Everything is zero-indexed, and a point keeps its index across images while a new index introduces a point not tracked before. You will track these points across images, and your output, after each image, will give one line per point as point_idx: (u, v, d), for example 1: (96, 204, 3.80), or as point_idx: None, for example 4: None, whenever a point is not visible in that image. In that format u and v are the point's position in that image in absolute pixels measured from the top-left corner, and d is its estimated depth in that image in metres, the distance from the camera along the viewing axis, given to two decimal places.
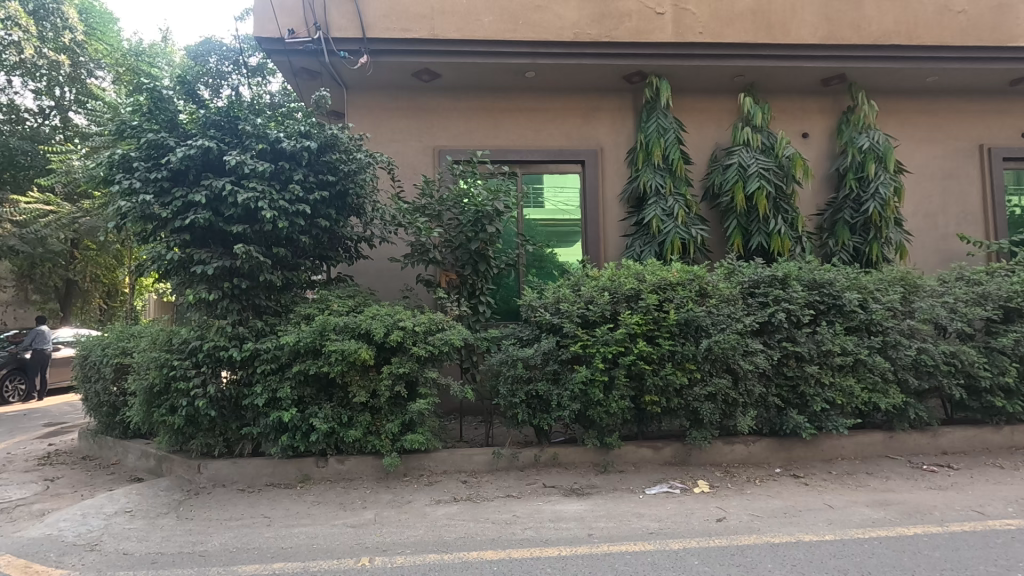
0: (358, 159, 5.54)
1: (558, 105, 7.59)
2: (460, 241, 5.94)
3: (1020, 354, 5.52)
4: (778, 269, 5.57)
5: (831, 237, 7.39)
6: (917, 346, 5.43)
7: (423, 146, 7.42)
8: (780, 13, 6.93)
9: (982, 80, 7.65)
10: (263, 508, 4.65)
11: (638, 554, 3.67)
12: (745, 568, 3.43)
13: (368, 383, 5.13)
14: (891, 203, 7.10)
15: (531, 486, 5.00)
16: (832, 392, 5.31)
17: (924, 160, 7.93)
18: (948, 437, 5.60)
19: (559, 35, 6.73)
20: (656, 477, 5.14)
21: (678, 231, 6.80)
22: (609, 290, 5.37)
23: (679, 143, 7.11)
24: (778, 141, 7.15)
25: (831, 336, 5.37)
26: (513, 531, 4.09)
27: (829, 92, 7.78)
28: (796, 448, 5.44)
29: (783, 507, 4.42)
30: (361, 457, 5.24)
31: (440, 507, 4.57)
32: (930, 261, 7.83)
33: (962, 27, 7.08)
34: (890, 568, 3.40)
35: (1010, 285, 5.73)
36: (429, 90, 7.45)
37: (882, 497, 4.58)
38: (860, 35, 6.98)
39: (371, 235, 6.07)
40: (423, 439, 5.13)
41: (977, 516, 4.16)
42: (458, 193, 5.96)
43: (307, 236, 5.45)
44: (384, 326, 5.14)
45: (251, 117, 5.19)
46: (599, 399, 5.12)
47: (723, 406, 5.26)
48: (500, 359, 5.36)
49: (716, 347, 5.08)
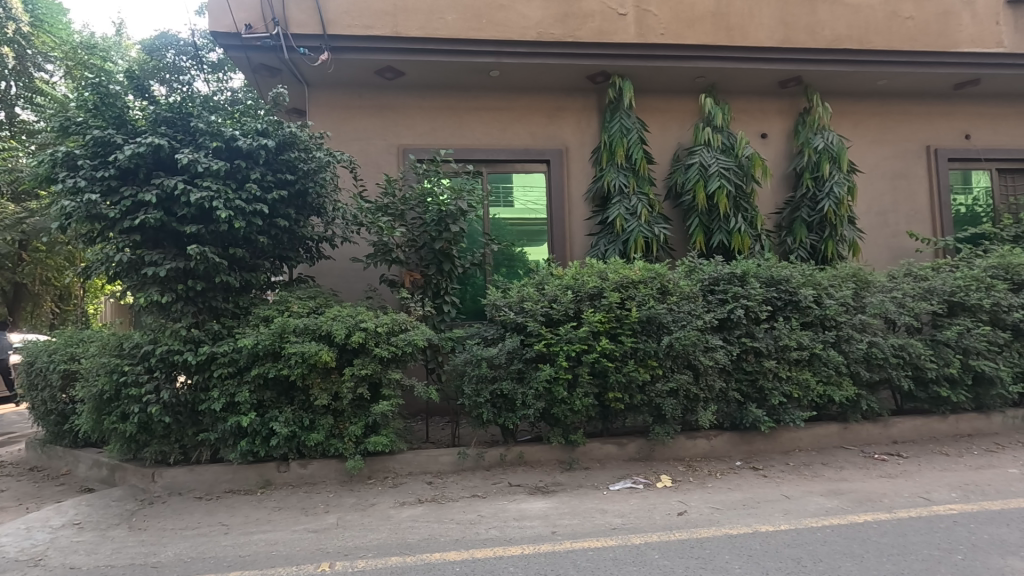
0: (317, 158, 5.44)
1: (523, 104, 7.60)
2: (424, 241, 5.90)
3: (963, 346, 5.76)
4: (736, 266, 5.70)
5: (789, 235, 7.60)
6: (868, 340, 5.63)
7: (388, 145, 7.34)
8: (739, 16, 7.07)
9: (928, 84, 7.97)
10: (221, 516, 4.53)
11: (600, 550, 3.70)
12: (703, 560, 3.49)
13: (330, 385, 5.05)
14: (845, 202, 7.34)
15: (497, 485, 5.00)
16: (789, 385, 5.48)
17: (876, 160, 8.22)
18: (898, 427, 5.82)
19: (523, 35, 6.73)
20: (620, 473, 5.20)
21: (641, 230, 6.90)
22: (572, 289, 5.41)
23: (642, 142, 7.20)
24: (737, 140, 7.30)
25: (787, 331, 5.52)
26: (477, 531, 4.08)
27: (786, 94, 8.01)
28: (756, 441, 5.58)
29: (742, 499, 4.52)
30: (324, 461, 5.16)
31: (404, 509, 4.53)
32: (882, 257, 8.13)
33: (911, 32, 7.34)
34: (841, 555, 3.51)
35: (954, 280, 5.99)
36: (392, 88, 7.38)
37: (836, 487, 4.73)
38: (814, 39, 7.18)
39: (332, 235, 5.97)
40: (387, 441, 5.09)
41: (923, 502, 4.34)
42: (421, 191, 5.91)
43: (266, 237, 5.33)
44: (345, 327, 5.05)
45: (204, 115, 5.06)
46: (563, 397, 5.17)
47: (685, 402, 5.34)
48: (464, 359, 5.34)
49: (678, 343, 5.17)
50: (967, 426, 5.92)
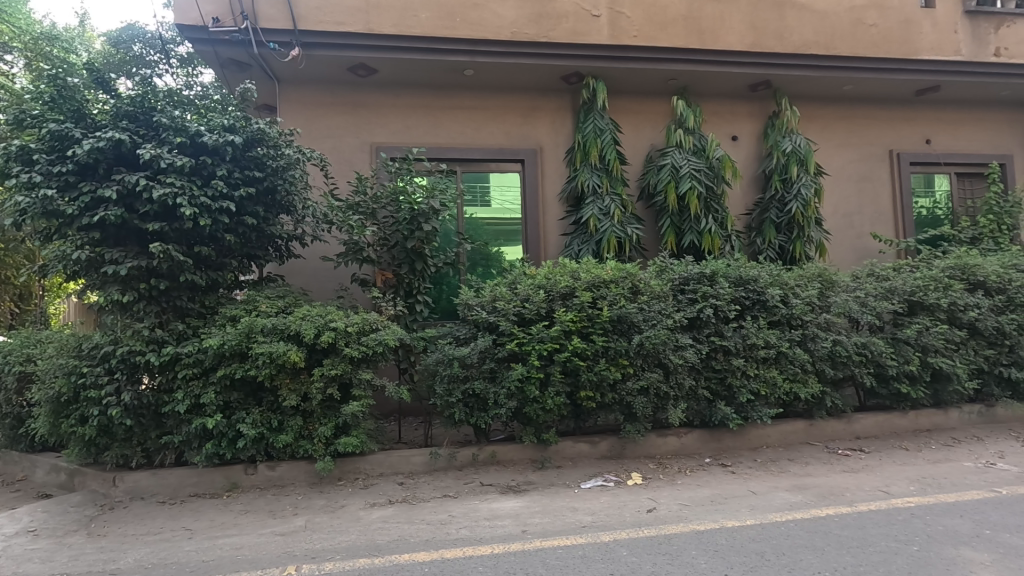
0: (287, 155, 5.38)
1: (497, 104, 7.60)
2: (396, 240, 5.86)
3: (922, 343, 5.94)
4: (706, 266, 5.79)
5: (758, 236, 7.75)
6: (832, 338, 5.77)
7: (361, 143, 7.27)
8: (710, 20, 7.18)
9: (891, 90, 8.21)
10: (185, 520, 4.43)
11: (570, 548, 3.72)
12: (670, 556, 3.54)
13: (299, 386, 4.98)
14: (812, 203, 7.51)
15: (469, 485, 4.99)
16: (757, 383, 5.59)
17: (842, 163, 8.44)
18: (861, 423, 5.99)
19: (497, 34, 6.72)
20: (592, 471, 5.24)
21: (614, 230, 6.96)
22: (544, 288, 5.43)
23: (615, 143, 7.27)
24: (708, 142, 7.41)
25: (755, 330, 5.62)
26: (447, 532, 4.06)
27: (756, 97, 8.16)
28: (725, 438, 5.67)
29: (710, 496, 4.59)
30: (293, 462, 5.08)
31: (375, 511, 4.48)
32: (847, 258, 8.36)
33: (875, 39, 7.53)
34: (803, 548, 3.59)
35: (913, 280, 6.19)
36: (366, 85, 7.30)
37: (801, 482, 4.84)
38: (783, 44, 7.32)
39: (302, 233, 5.89)
40: (358, 442, 5.04)
41: (882, 495, 4.48)
42: (393, 190, 5.86)
43: (233, 235, 5.22)
44: (315, 327, 4.99)
45: (168, 109, 4.94)
46: (536, 396, 5.18)
47: (655, 400, 5.41)
48: (436, 358, 5.32)
49: (648, 342, 5.23)
50: (926, 422, 6.11)
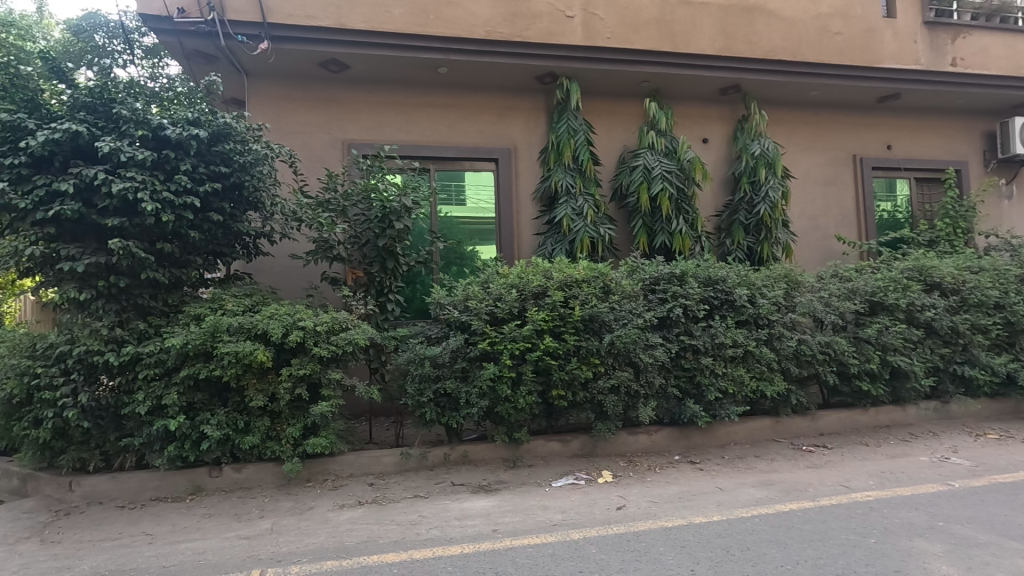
0: (255, 151, 5.24)
1: (472, 103, 7.58)
2: (368, 238, 5.78)
3: (882, 342, 6.13)
4: (677, 267, 5.87)
5: (727, 237, 7.91)
6: (797, 338, 5.91)
7: (332, 139, 7.18)
8: (682, 24, 7.28)
9: (855, 97, 8.45)
10: (146, 525, 4.29)
11: (540, 546, 3.73)
12: (638, 553, 3.58)
13: (266, 386, 4.88)
14: (779, 206, 7.69)
15: (440, 485, 4.96)
16: (725, 381, 5.69)
17: (808, 167, 8.66)
18: (825, 419, 6.16)
19: (471, 33, 6.69)
20: (564, 469, 5.26)
21: (587, 230, 7.01)
22: (517, 287, 5.43)
23: (589, 144, 7.33)
24: (680, 144, 7.52)
25: (723, 329, 5.73)
26: (417, 532, 4.03)
27: (726, 101, 8.31)
28: (694, 436, 5.75)
29: (679, 492, 4.66)
30: (259, 464, 4.97)
31: (344, 512, 4.42)
32: (813, 259, 8.58)
33: (839, 47, 7.75)
34: (767, 542, 3.67)
35: (875, 281, 6.39)
36: (338, 81, 7.19)
37: (766, 478, 4.95)
38: (752, 49, 7.47)
39: (270, 230, 5.77)
40: (327, 443, 4.96)
41: (843, 490, 4.61)
42: (365, 187, 5.78)
43: (198, 232, 5.09)
44: (283, 326, 4.89)
45: (129, 101, 4.78)
46: (507, 395, 5.19)
47: (626, 398, 5.47)
48: (407, 358, 5.27)
49: (619, 341, 5.27)
50: (886, 418, 6.31)
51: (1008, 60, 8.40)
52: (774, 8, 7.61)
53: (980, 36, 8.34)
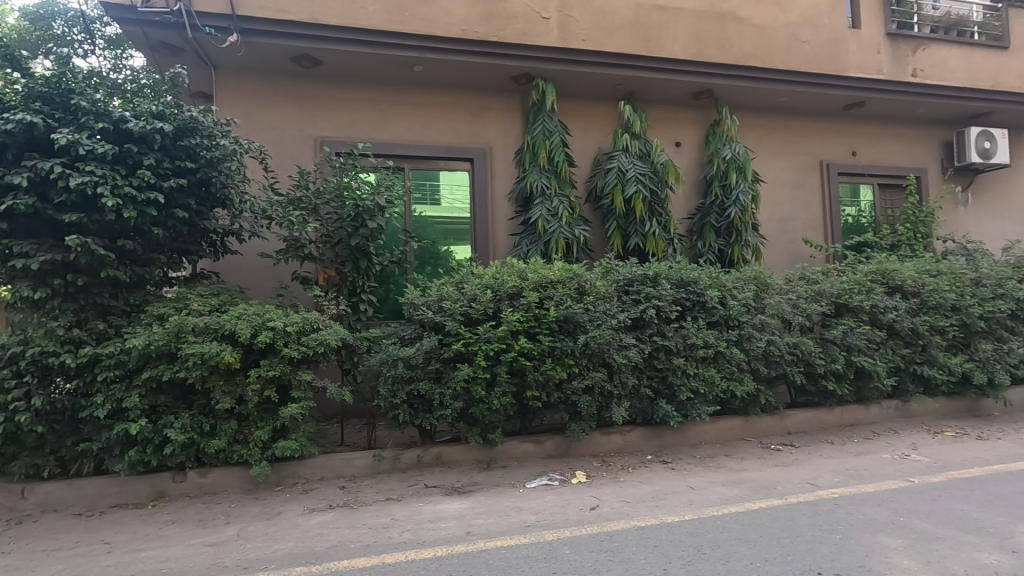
0: (222, 146, 5.08)
1: (447, 102, 7.53)
2: (340, 237, 5.68)
3: (847, 343, 6.31)
4: (650, 268, 5.94)
5: (699, 239, 8.03)
6: (766, 339, 6.03)
7: (304, 136, 7.05)
8: (656, 28, 7.36)
9: (822, 104, 8.68)
10: (104, 533, 4.13)
11: (513, 548, 3.71)
12: (611, 553, 3.59)
13: (233, 388, 4.76)
14: (749, 209, 7.84)
15: (413, 487, 4.90)
16: (696, 381, 5.77)
17: (777, 172, 8.87)
18: (792, 418, 6.30)
19: (446, 31, 6.63)
20: (538, 470, 5.26)
21: (562, 231, 7.04)
22: (492, 288, 5.41)
23: (564, 145, 7.36)
24: (653, 148, 7.61)
25: (694, 330, 5.81)
26: (390, 536, 3.97)
27: (699, 106, 8.44)
28: (666, 436, 5.82)
29: (651, 492, 4.71)
30: (226, 468, 4.84)
31: (314, 517, 4.33)
32: (781, 262, 8.80)
33: (807, 55, 7.95)
34: (736, 540, 3.73)
35: (840, 284, 6.58)
36: (310, 77, 7.05)
37: (736, 476, 5.03)
38: (724, 55, 7.61)
39: (239, 228, 5.64)
40: (296, 446, 4.84)
41: (809, 487, 4.72)
42: (337, 185, 5.68)
43: (162, 229, 4.94)
44: (251, 326, 4.77)
45: (88, 91, 4.60)
46: (481, 396, 5.16)
47: (600, 399, 5.50)
48: (380, 359, 5.20)
49: (593, 342, 5.30)
50: (849, 417, 6.49)
51: (965, 72, 8.74)
52: (745, 15, 7.75)
53: (939, 48, 8.66)
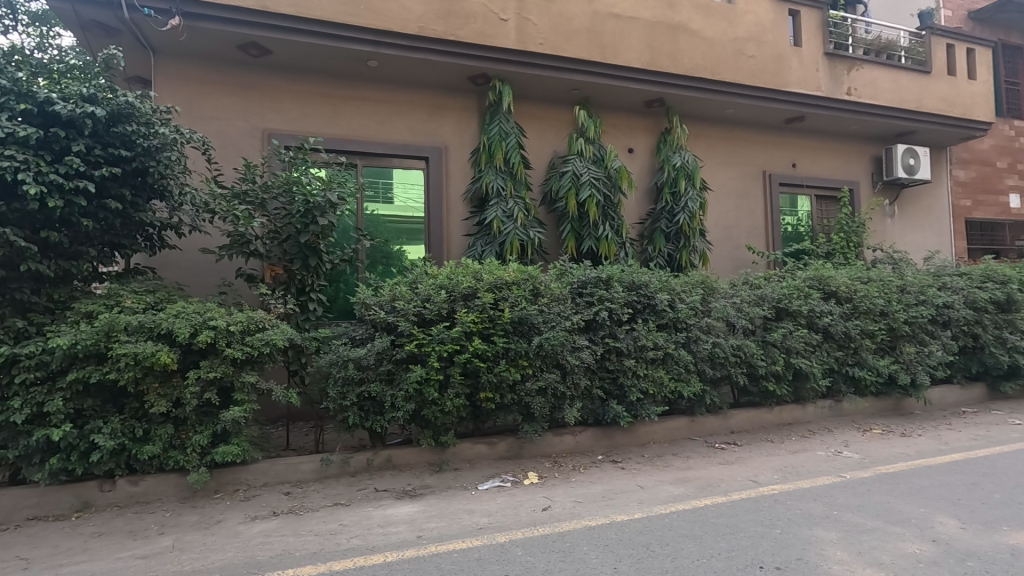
0: (162, 135, 4.81)
1: (403, 99, 7.40)
2: (288, 233, 5.48)
3: (787, 346, 6.62)
4: (603, 271, 6.05)
5: (650, 244, 8.23)
6: (712, 341, 6.23)
7: (251, 128, 6.77)
8: (611, 35, 7.48)
9: (766, 116, 9.08)
10: (20, 548, 3.81)
11: (466, 551, 3.67)
12: (563, 553, 3.61)
13: (169, 391, 4.50)
14: (697, 216, 8.10)
15: (362, 491, 4.78)
16: (646, 382, 5.89)
17: (723, 180, 9.21)
18: (735, 418, 6.55)
19: (403, 27, 6.51)
20: (490, 472, 5.24)
21: (517, 232, 7.06)
22: (446, 288, 5.35)
23: (520, 147, 7.39)
24: (607, 153, 7.75)
25: (645, 333, 5.96)
26: (338, 542, 3.85)
27: (651, 113, 8.67)
28: (616, 436, 5.92)
29: (602, 491, 4.78)
30: (160, 475, 4.57)
31: (256, 525, 4.14)
32: (725, 267, 9.16)
33: (752, 69, 8.29)
34: (684, 538, 3.82)
35: (781, 289, 6.90)
36: (258, 66, 6.78)
37: (683, 475, 5.18)
38: (675, 66, 7.83)
39: (178, 222, 5.39)
40: (238, 451, 4.61)
41: (751, 484, 4.91)
42: (286, 179, 5.47)
43: (91, 220, 4.62)
44: (190, 326, 4.52)
45: (10, 70, 4.31)
46: (434, 398, 5.10)
47: (553, 400, 5.54)
48: (329, 360, 5.06)
49: (547, 343, 5.34)
50: (788, 416, 6.81)
51: (893, 93, 9.34)
52: (696, 28, 7.99)
53: (871, 69, 9.22)
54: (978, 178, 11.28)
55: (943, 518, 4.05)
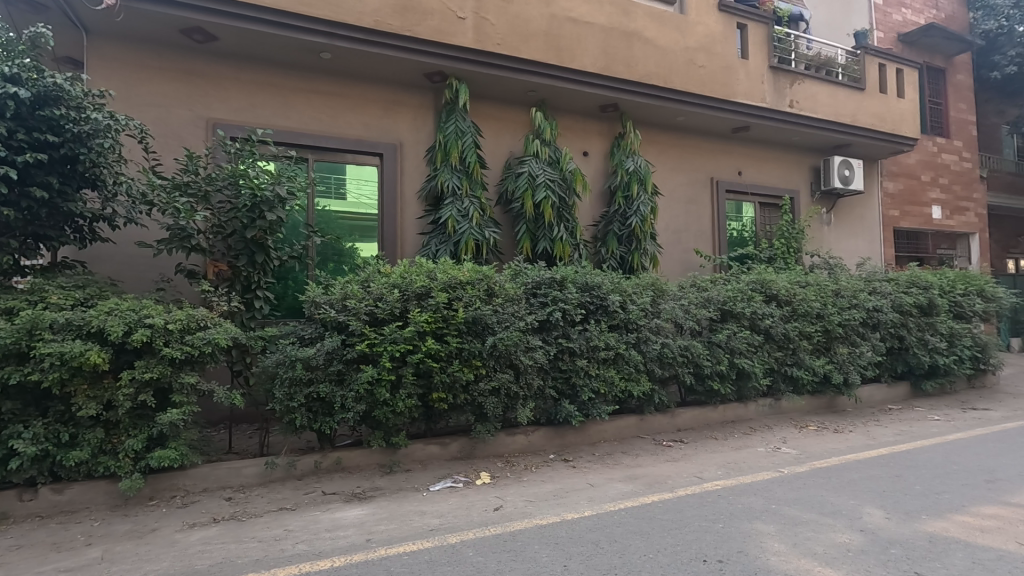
0: (94, 120, 4.52)
1: (357, 93, 7.24)
2: (234, 228, 5.25)
3: (731, 346, 6.89)
4: (558, 272, 6.12)
5: (603, 245, 8.37)
6: (661, 341, 6.41)
7: (194, 116, 6.47)
8: (568, 39, 7.56)
9: (714, 125, 9.41)
10: None
11: (416, 553, 3.63)
12: (514, 553, 3.62)
13: (100, 393, 4.24)
14: (648, 220, 8.30)
15: (309, 495, 4.65)
16: (597, 382, 6.00)
17: (673, 186, 9.49)
18: (682, 416, 6.76)
19: (357, 20, 6.35)
20: (442, 472, 5.20)
21: (472, 232, 7.03)
22: (399, 288, 5.27)
23: (476, 147, 7.37)
24: (562, 155, 7.83)
25: (597, 333, 6.07)
26: (282, 548, 3.72)
27: (605, 118, 8.82)
28: (568, 435, 6.00)
29: (553, 490, 4.82)
30: (88, 483, 4.30)
31: (194, 532, 3.96)
32: (674, 270, 9.44)
33: (701, 79, 8.58)
34: (632, 534, 3.91)
35: (726, 292, 7.16)
36: (202, 52, 6.47)
37: (632, 472, 5.30)
38: (629, 72, 7.99)
39: (112, 214, 5.08)
40: (176, 455, 4.39)
41: (697, 480, 5.08)
42: (232, 172, 5.24)
43: (12, 210, 4.38)
44: (124, 324, 4.26)
45: None
46: (385, 399, 5.01)
47: (506, 400, 5.54)
48: (275, 360, 4.90)
49: (501, 343, 5.35)
50: (731, 414, 7.08)
51: (831, 107, 9.87)
52: (649, 36, 8.19)
53: (811, 84, 9.71)
54: (906, 190, 12.06)
55: (870, 509, 4.32)
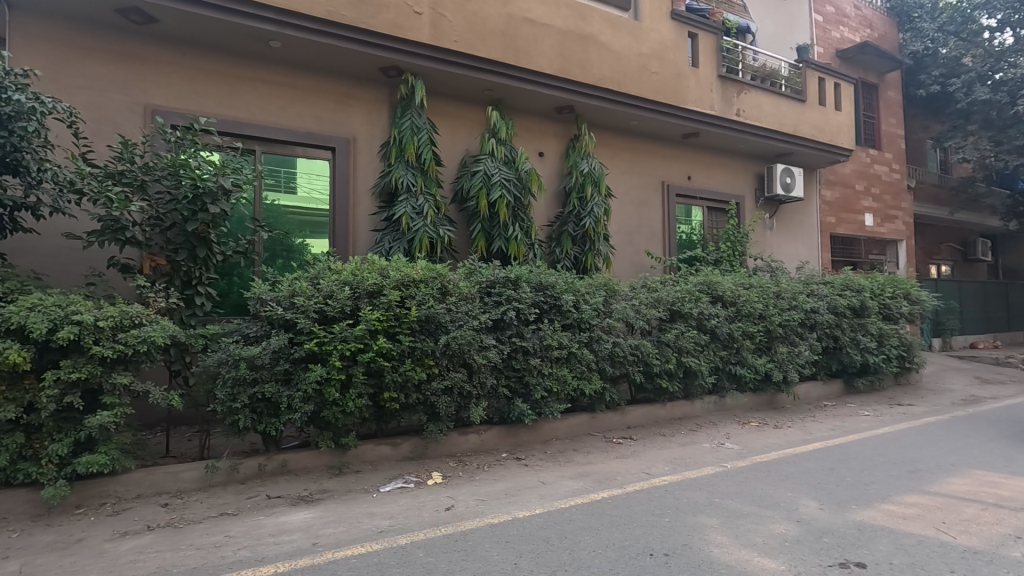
0: (17, 102, 4.34)
1: (308, 84, 7.04)
2: (173, 220, 5.00)
3: (679, 345, 7.10)
4: (512, 271, 6.13)
5: (557, 246, 8.45)
6: (612, 341, 6.54)
7: (131, 102, 6.12)
8: (525, 40, 7.58)
9: (666, 130, 9.66)
10: None
11: (365, 556, 3.56)
12: (465, 552, 3.60)
13: (19, 395, 3.96)
14: (601, 221, 8.44)
15: (252, 499, 4.48)
16: (550, 380, 6.05)
17: (626, 188, 9.69)
18: (632, 414, 6.91)
19: (309, 9, 6.16)
20: (392, 473, 5.12)
21: (426, 229, 6.96)
22: (349, 285, 5.14)
23: (431, 144, 7.29)
24: (518, 155, 7.86)
25: (550, 333, 6.12)
26: (222, 555, 3.57)
27: (561, 119, 8.91)
28: (521, 433, 6.02)
29: (505, 488, 4.83)
30: (5, 491, 4.00)
31: (125, 541, 3.74)
32: (626, 270, 9.64)
33: (654, 85, 8.80)
34: (582, 530, 3.97)
35: (675, 293, 7.36)
36: (141, 35, 6.14)
37: (583, 469, 5.37)
38: (585, 75, 8.10)
39: (36, 202, 4.75)
40: (105, 460, 4.13)
41: (645, 476, 5.20)
42: (172, 161, 4.98)
43: None
44: (48, 320, 3.99)
45: None
46: (335, 399, 4.89)
47: (458, 399, 5.52)
48: (217, 359, 4.70)
49: (454, 342, 5.32)
50: (678, 411, 7.29)
51: (774, 117, 10.31)
52: (604, 40, 8.32)
53: (757, 94, 10.11)
54: (841, 198, 12.74)
55: (806, 501, 4.54)
